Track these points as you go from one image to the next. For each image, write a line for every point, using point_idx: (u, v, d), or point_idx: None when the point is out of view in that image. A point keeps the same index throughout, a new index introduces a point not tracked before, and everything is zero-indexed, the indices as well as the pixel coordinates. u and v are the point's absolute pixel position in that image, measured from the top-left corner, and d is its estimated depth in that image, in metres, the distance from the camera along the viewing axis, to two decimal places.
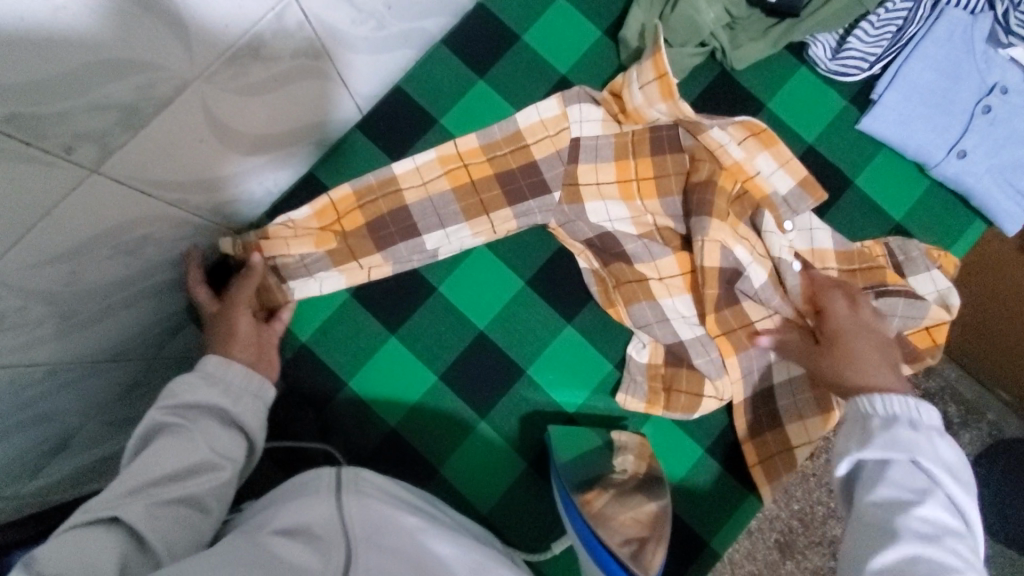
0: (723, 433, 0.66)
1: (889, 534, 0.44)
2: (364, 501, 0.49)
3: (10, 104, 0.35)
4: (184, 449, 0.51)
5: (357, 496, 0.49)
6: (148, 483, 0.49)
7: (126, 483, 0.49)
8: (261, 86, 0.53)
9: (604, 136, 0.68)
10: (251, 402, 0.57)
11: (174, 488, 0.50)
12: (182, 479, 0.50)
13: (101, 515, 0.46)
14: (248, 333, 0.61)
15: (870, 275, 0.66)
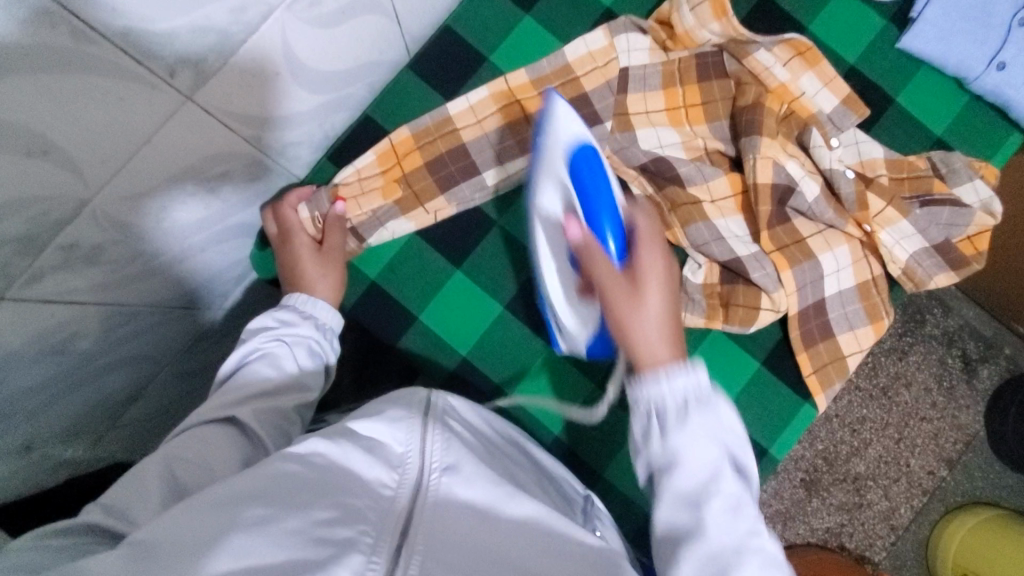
0: (776, 347, 0.69)
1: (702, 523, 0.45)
2: (452, 436, 0.48)
3: (126, 19, 0.37)
4: (278, 366, 0.55)
5: (447, 431, 0.49)
6: (251, 394, 0.52)
7: (231, 392, 0.52)
8: (330, 18, 0.54)
9: (651, 64, 0.69)
10: (334, 343, 0.61)
11: (269, 400, 0.53)
12: (273, 396, 0.53)
13: (219, 414, 0.50)
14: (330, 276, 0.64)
15: (919, 183, 0.68)
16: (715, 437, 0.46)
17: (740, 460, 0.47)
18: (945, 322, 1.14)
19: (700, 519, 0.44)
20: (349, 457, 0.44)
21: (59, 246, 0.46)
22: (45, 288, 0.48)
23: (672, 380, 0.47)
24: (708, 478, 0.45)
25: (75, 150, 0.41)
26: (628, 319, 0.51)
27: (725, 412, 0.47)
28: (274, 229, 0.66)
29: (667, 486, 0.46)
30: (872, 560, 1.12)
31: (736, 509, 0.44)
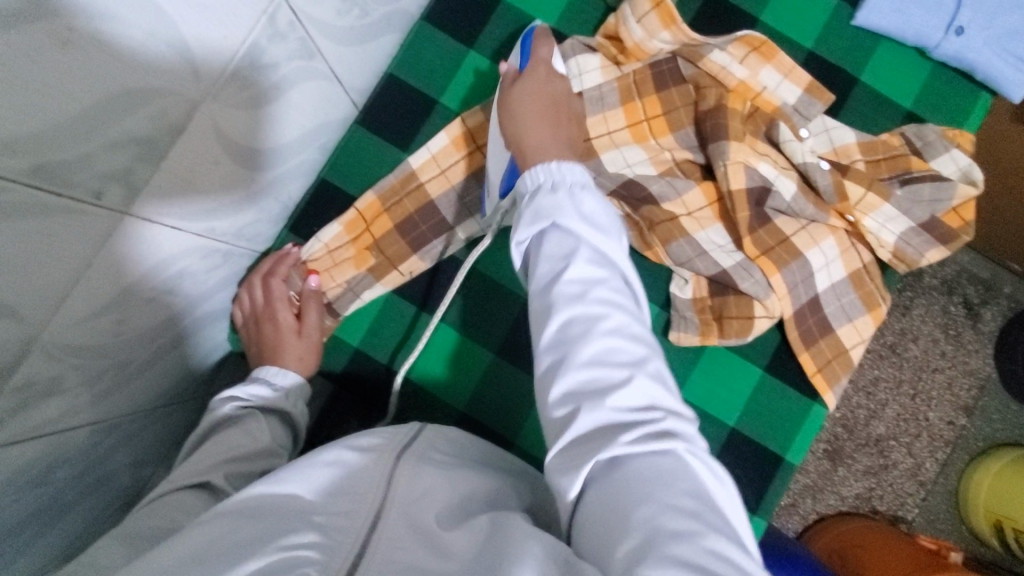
0: (778, 350, 0.67)
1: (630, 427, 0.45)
2: (424, 460, 0.49)
3: (36, 155, 0.33)
4: (242, 439, 0.53)
5: (418, 458, 0.48)
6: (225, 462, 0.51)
7: (209, 455, 0.51)
8: (263, 96, 0.52)
9: (606, 83, 0.67)
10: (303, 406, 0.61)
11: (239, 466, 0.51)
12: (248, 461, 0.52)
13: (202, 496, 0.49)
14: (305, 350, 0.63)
15: (895, 163, 0.66)
16: (578, 268, 0.50)
17: (612, 287, 0.50)
18: (942, 272, 1.12)
19: (569, 355, 0.47)
20: (314, 478, 0.45)
21: (16, 389, 0.42)
22: (11, 432, 0.44)
23: (534, 205, 0.53)
24: (576, 312, 0.48)
25: (11, 296, 0.37)
26: (523, 135, 0.58)
27: (585, 238, 0.51)
28: (258, 298, 0.64)
29: (547, 342, 0.49)
30: (905, 519, 1.10)
31: (603, 340, 0.47)
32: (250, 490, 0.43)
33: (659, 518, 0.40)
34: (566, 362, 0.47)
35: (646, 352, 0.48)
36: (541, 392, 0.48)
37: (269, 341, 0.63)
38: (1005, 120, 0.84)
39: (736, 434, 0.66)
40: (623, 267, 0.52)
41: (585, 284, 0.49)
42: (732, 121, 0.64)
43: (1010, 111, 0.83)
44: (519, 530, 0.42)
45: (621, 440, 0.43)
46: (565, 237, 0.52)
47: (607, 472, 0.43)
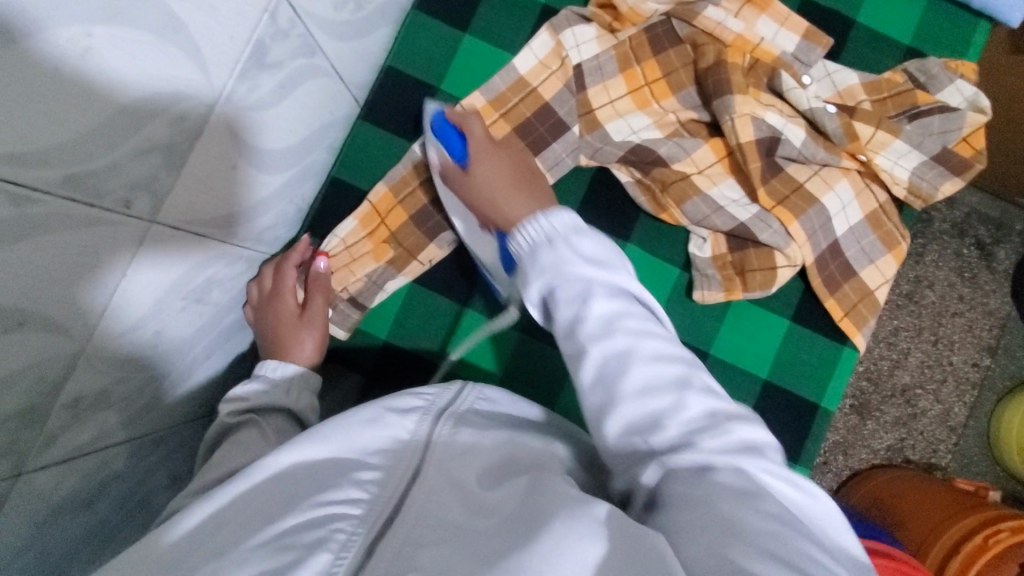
0: (803, 299, 0.67)
1: (692, 438, 0.44)
2: (461, 422, 0.50)
3: (65, 166, 0.35)
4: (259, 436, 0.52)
5: (455, 421, 0.49)
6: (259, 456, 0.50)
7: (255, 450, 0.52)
8: (273, 97, 0.52)
9: (603, 52, 0.67)
10: (307, 396, 0.59)
11: None
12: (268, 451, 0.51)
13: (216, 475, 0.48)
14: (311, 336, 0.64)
15: (901, 99, 0.66)
16: (597, 305, 0.50)
17: (635, 314, 0.50)
18: (951, 214, 1.11)
19: (616, 391, 0.47)
20: (356, 436, 0.46)
21: (64, 405, 0.44)
22: (63, 448, 0.46)
23: (536, 262, 0.54)
24: (608, 348, 0.48)
25: (50, 311, 0.38)
26: (498, 206, 0.60)
27: (596, 277, 0.52)
28: (266, 283, 0.64)
29: (588, 383, 0.48)
30: (940, 466, 1.10)
31: (644, 367, 0.47)
32: (279, 462, 0.44)
33: (743, 521, 0.39)
34: (613, 397, 0.47)
35: (689, 369, 0.48)
36: (598, 434, 0.48)
37: (273, 326, 0.63)
38: (1003, 48, 0.83)
39: (771, 387, 0.66)
40: (636, 289, 0.52)
41: (609, 321, 0.49)
42: (734, 72, 0.64)
43: (1008, 38, 0.82)
44: (556, 496, 0.42)
45: (699, 450, 0.43)
46: (574, 279, 0.52)
47: (694, 476, 0.43)
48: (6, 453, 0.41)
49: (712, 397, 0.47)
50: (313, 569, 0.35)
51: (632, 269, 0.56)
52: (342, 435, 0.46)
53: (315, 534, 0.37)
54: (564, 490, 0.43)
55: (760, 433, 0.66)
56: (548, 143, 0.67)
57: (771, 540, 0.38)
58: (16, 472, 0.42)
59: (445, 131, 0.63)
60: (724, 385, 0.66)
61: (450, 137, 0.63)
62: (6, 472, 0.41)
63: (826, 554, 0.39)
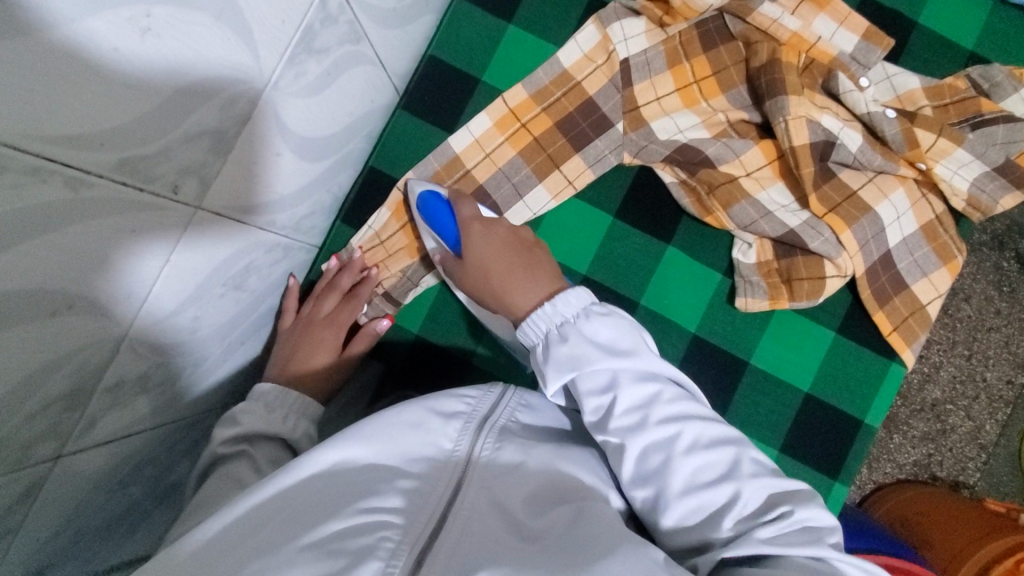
0: (850, 311, 0.65)
1: (746, 529, 0.45)
2: (504, 435, 0.50)
3: (118, 150, 0.34)
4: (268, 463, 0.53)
5: (498, 434, 0.50)
6: None
7: None
8: (317, 85, 0.51)
9: (651, 47, 0.65)
10: (304, 427, 0.59)
11: None
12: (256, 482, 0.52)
13: None
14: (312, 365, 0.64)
15: (964, 105, 0.63)
16: (628, 396, 0.50)
17: (669, 400, 0.50)
18: (992, 227, 1.06)
19: (664, 490, 0.47)
20: (403, 441, 0.47)
21: (105, 389, 0.44)
22: (101, 432, 0.46)
23: (552, 359, 0.52)
24: (647, 442, 0.49)
25: (98, 296, 0.38)
26: (496, 292, 0.58)
27: (619, 366, 0.51)
28: (327, 308, 0.66)
29: (631, 478, 0.49)
30: (967, 484, 1.06)
31: (688, 462, 0.48)
32: (318, 460, 0.44)
33: None
34: (663, 497, 0.47)
35: (731, 451, 0.49)
36: (648, 524, 0.49)
37: (314, 349, 0.65)
38: None
39: (812, 400, 0.64)
40: (663, 369, 0.52)
41: (641, 412, 0.50)
42: (790, 71, 0.61)
43: None
44: (603, 525, 0.42)
45: (758, 536, 0.44)
46: (599, 371, 0.51)
47: (750, 562, 0.44)
48: (48, 435, 0.40)
49: (757, 477, 0.48)
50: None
51: (648, 339, 0.56)
52: (386, 434, 0.47)
53: (363, 540, 0.38)
54: (608, 519, 0.44)
55: (801, 447, 0.63)
56: (591, 140, 0.65)
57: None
58: (56, 455, 0.42)
59: (437, 215, 0.61)
60: (763, 397, 0.64)
61: (442, 222, 0.61)
62: (47, 455, 0.41)
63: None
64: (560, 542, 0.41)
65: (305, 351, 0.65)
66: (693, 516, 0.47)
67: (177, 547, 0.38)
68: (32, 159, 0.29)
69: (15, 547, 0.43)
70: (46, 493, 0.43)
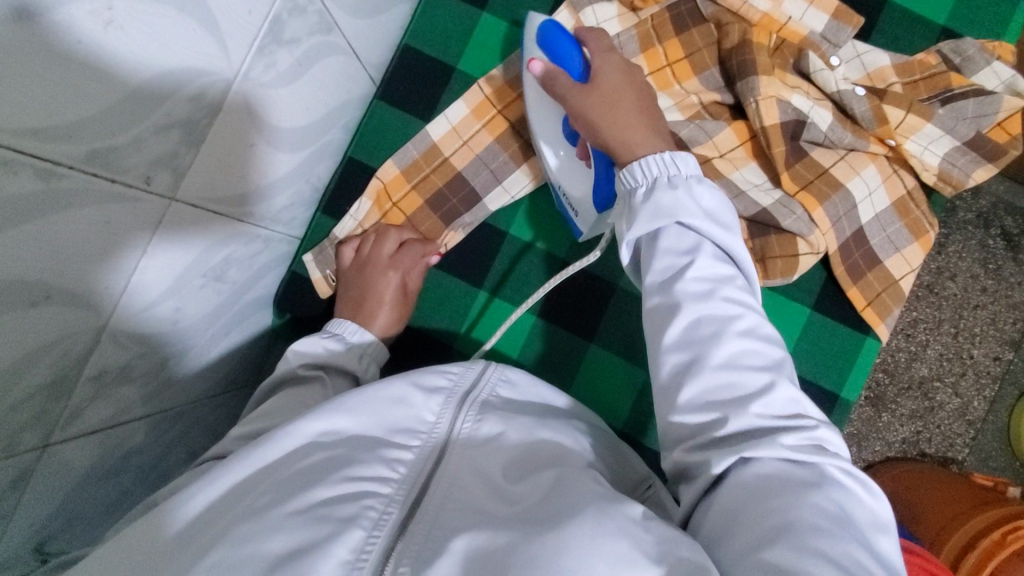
0: (824, 287, 0.66)
1: (779, 422, 0.44)
2: (485, 409, 0.51)
3: (88, 141, 0.35)
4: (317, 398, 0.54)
5: (479, 408, 0.51)
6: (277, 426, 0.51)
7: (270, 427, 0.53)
8: (289, 75, 0.52)
9: (624, 31, 0.65)
10: None
11: None
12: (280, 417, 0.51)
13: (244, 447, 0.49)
14: (365, 304, 0.65)
15: (933, 82, 0.64)
16: (705, 266, 0.48)
17: (738, 287, 0.49)
18: (976, 204, 1.08)
19: (703, 355, 0.45)
20: (386, 413, 0.48)
21: (88, 379, 0.45)
22: (86, 422, 0.47)
23: (653, 203, 0.50)
24: (705, 312, 0.47)
25: (78, 286, 0.39)
26: (629, 142, 0.55)
27: (709, 234, 0.50)
28: (386, 249, 0.67)
29: (672, 341, 0.47)
30: (956, 460, 1.08)
31: (739, 341, 0.46)
32: (306, 432, 0.45)
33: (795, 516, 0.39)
34: (700, 362, 0.45)
35: (780, 356, 0.47)
36: (665, 392, 0.47)
37: (371, 288, 0.65)
38: None
39: None
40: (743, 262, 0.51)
41: (711, 285, 0.48)
42: (761, 52, 0.62)
43: None
44: (582, 488, 0.43)
45: (781, 442, 0.42)
46: (686, 233, 0.50)
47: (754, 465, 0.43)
48: (34, 424, 0.41)
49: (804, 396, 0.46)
50: (346, 546, 0.37)
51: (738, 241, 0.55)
52: (369, 408, 0.48)
53: (347, 509, 0.39)
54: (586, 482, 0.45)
55: None
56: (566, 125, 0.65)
57: (820, 536, 0.38)
58: (44, 443, 0.43)
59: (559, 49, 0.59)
60: None
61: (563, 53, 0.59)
62: (35, 443, 0.42)
63: (872, 558, 0.39)
64: (535, 506, 0.42)
65: (363, 288, 0.65)
66: (726, 387, 0.45)
67: (160, 528, 0.40)
68: (4, 151, 0.30)
69: (6, 536, 0.43)
70: (34, 482, 0.44)
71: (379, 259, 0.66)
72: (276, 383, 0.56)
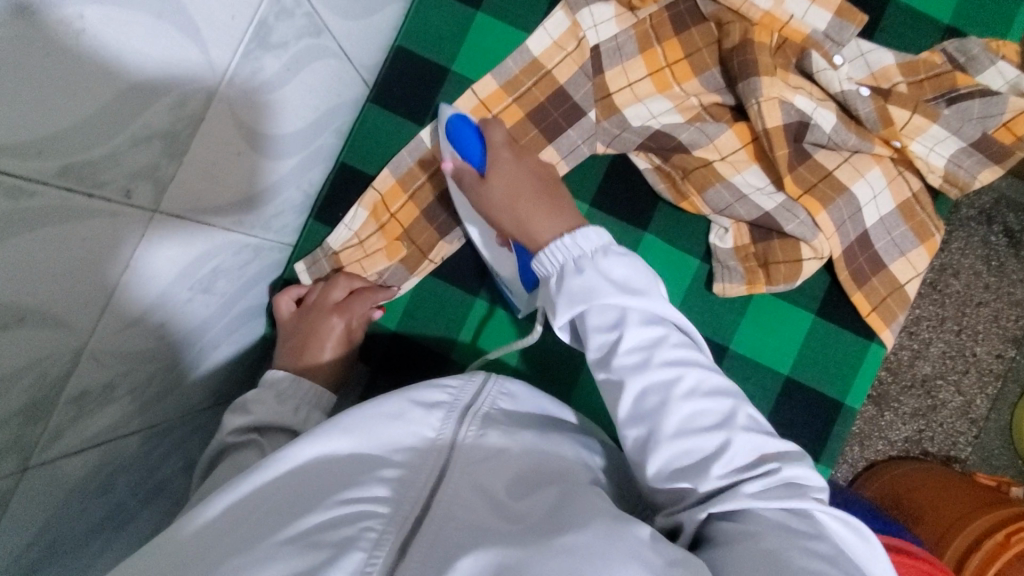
0: (828, 292, 0.65)
1: (736, 480, 0.45)
2: (487, 422, 0.49)
3: (61, 156, 0.33)
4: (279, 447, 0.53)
5: (481, 420, 0.49)
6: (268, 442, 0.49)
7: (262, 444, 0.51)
8: (277, 80, 0.50)
9: (621, 31, 0.64)
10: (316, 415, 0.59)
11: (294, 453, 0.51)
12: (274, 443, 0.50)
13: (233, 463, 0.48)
14: (308, 348, 0.63)
15: (940, 81, 0.62)
16: (634, 336, 0.49)
17: (673, 344, 0.49)
18: (980, 202, 1.06)
19: (656, 431, 0.46)
20: (382, 432, 0.46)
21: (69, 399, 0.43)
22: (68, 442, 0.46)
23: (564, 290, 0.50)
24: (648, 384, 0.48)
25: (55, 304, 0.38)
26: (520, 222, 0.57)
27: (629, 305, 0.50)
28: (337, 294, 0.65)
29: (626, 417, 0.48)
30: (960, 460, 1.07)
31: (686, 406, 0.47)
32: (301, 455, 0.44)
33: (787, 552, 0.40)
34: (655, 438, 0.46)
35: (730, 406, 0.48)
36: (637, 468, 0.48)
37: (318, 335, 0.63)
38: None
39: (792, 382, 0.64)
40: (671, 316, 0.51)
41: (644, 353, 0.49)
42: (763, 52, 0.60)
43: None
44: (595, 507, 0.42)
45: (746, 492, 0.43)
46: (607, 308, 0.50)
47: (733, 517, 0.44)
48: (11, 448, 0.40)
49: (760, 436, 0.46)
50: (344, 569, 0.35)
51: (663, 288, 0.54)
52: (366, 428, 0.46)
53: (345, 532, 0.38)
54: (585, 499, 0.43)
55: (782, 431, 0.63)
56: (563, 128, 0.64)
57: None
58: (23, 467, 0.42)
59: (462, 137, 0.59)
60: (744, 381, 0.64)
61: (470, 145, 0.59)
62: (13, 468, 0.41)
63: None
64: (544, 522, 0.41)
65: (308, 334, 0.63)
66: (683, 463, 0.46)
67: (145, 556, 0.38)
68: None
69: None
70: (14, 506, 0.42)
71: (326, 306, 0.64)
72: (214, 458, 0.55)
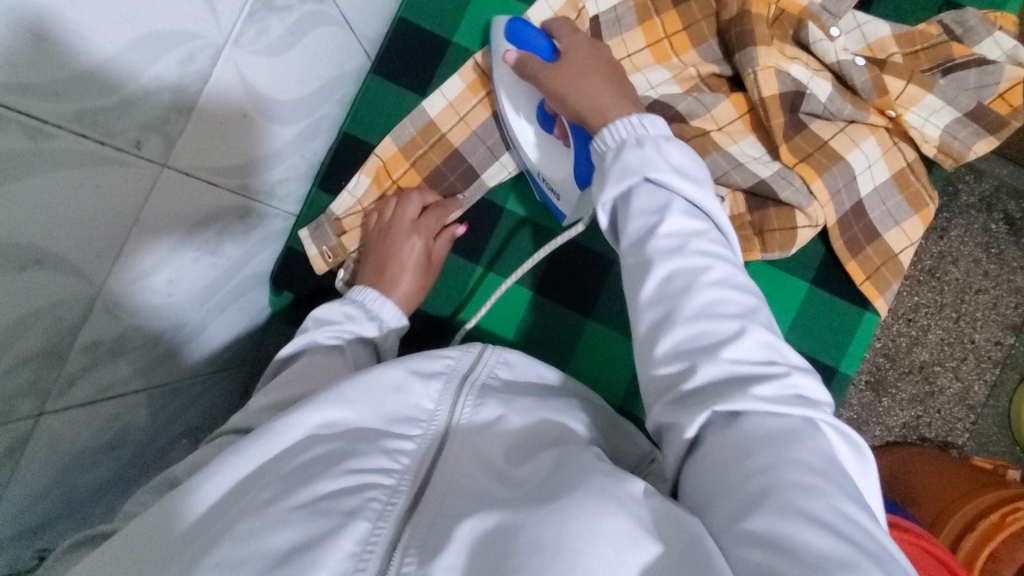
0: (823, 261, 0.66)
1: (751, 371, 0.42)
2: (484, 393, 0.51)
3: (74, 101, 0.34)
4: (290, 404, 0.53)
5: (479, 392, 0.51)
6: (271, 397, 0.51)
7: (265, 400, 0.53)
8: (282, 44, 0.51)
9: (621, 3, 0.65)
10: None
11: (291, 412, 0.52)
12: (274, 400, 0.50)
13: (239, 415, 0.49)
14: (392, 266, 0.64)
15: (935, 51, 0.63)
16: (676, 220, 0.47)
17: (711, 239, 0.48)
18: (980, 187, 1.07)
19: (675, 310, 0.45)
20: (387, 403, 0.47)
21: (82, 349, 0.45)
22: (81, 393, 0.47)
23: (620, 162, 0.49)
24: (678, 267, 0.46)
25: (69, 251, 0.39)
26: (591, 97, 0.55)
27: (679, 189, 0.48)
28: (412, 212, 0.66)
29: (648, 297, 0.46)
30: (956, 444, 1.08)
31: (712, 292, 0.45)
32: (305, 423, 0.44)
33: (780, 467, 0.38)
34: (672, 317, 0.45)
35: (756, 305, 0.46)
36: (643, 347, 0.46)
37: (397, 255, 0.64)
38: None
39: None
40: (717, 215, 0.50)
41: (683, 239, 0.47)
42: (760, 21, 0.61)
43: None
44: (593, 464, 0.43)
45: (757, 391, 0.41)
46: (658, 189, 0.48)
47: (727, 422, 0.42)
48: (28, 391, 0.41)
49: (781, 344, 0.45)
50: (353, 538, 0.36)
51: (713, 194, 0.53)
52: (371, 399, 0.47)
53: (350, 502, 0.38)
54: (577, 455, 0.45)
55: None
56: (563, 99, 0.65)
57: (806, 496, 0.36)
58: (39, 412, 0.43)
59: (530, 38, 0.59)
60: None
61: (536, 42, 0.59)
62: (29, 412, 0.42)
63: (859, 507, 0.37)
64: (538, 489, 0.42)
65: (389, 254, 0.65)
66: (698, 347, 0.44)
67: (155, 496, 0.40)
68: None
69: (1, 505, 0.43)
70: (30, 451, 0.44)
71: (401, 226, 0.66)
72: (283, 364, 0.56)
